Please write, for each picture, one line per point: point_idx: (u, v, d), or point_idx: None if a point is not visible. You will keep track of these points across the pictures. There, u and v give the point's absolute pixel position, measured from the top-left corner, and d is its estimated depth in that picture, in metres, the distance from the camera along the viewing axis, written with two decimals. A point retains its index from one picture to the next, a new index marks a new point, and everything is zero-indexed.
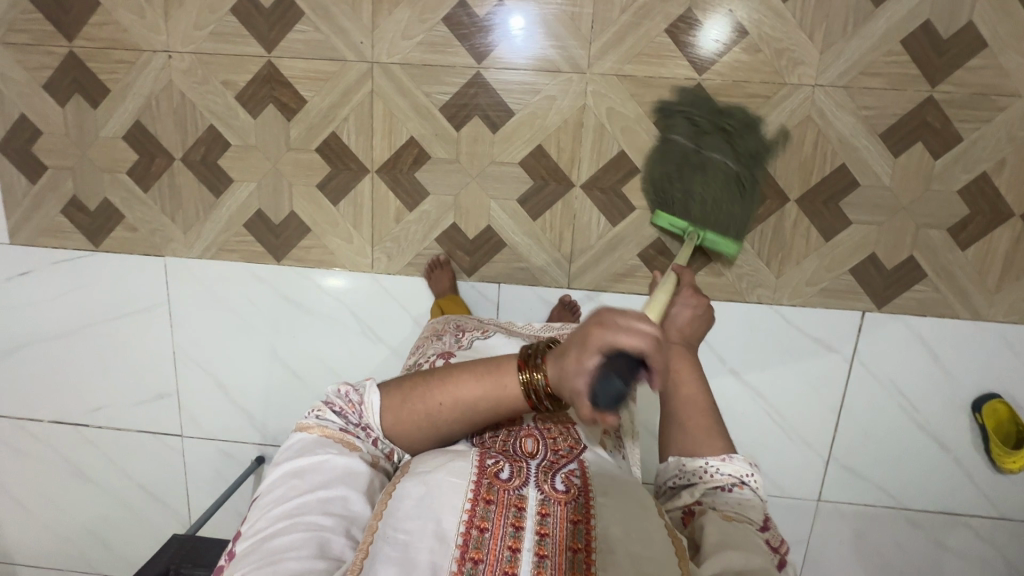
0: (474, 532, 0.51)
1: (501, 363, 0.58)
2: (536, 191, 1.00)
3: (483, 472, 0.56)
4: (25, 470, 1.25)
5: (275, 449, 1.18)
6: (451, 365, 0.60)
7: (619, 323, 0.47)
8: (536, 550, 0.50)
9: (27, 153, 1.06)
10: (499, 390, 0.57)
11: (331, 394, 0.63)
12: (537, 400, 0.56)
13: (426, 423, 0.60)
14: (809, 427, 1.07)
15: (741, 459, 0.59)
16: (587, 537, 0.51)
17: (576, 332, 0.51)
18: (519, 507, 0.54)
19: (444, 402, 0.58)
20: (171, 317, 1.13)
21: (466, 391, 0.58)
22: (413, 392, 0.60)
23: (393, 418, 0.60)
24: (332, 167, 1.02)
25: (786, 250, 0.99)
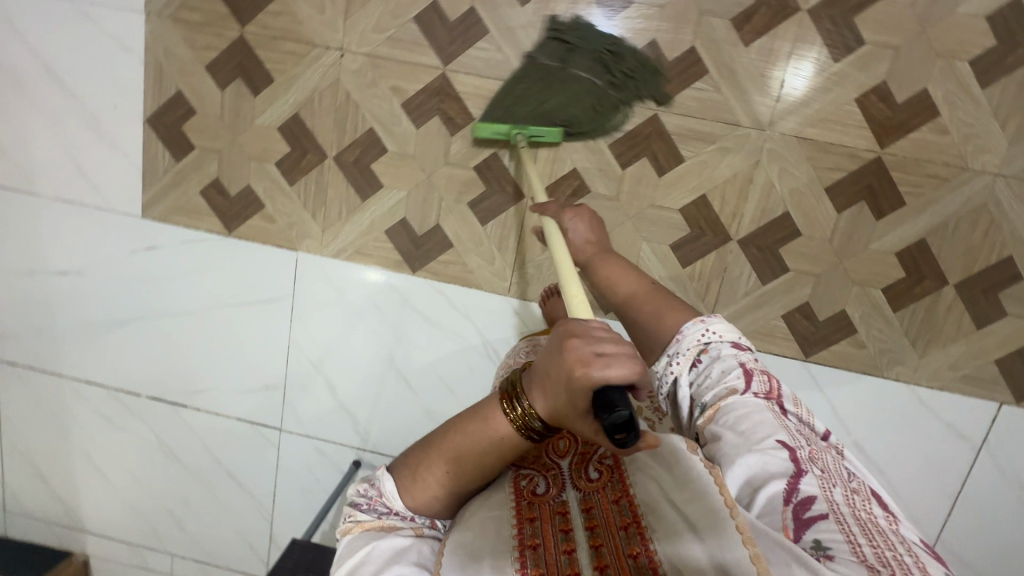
0: (529, 551, 0.53)
1: (485, 414, 0.57)
2: (690, 240, 0.99)
3: (521, 495, 0.60)
4: (113, 440, 1.24)
5: (374, 456, 1.17)
6: (443, 433, 0.59)
7: (601, 363, 0.48)
8: (592, 544, 0.53)
9: (177, 130, 1.05)
10: (488, 437, 0.56)
11: (352, 494, 0.62)
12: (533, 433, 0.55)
13: (439, 487, 0.59)
14: (923, 508, 1.06)
15: (689, 329, 0.66)
16: (631, 509, 0.54)
17: (558, 370, 0.50)
18: (563, 512, 0.57)
19: (448, 464, 0.58)
20: (292, 311, 1.12)
21: (465, 450, 0.57)
22: (420, 471, 0.60)
23: (410, 494, 0.60)
24: (487, 186, 1.01)
25: (935, 332, 0.98)
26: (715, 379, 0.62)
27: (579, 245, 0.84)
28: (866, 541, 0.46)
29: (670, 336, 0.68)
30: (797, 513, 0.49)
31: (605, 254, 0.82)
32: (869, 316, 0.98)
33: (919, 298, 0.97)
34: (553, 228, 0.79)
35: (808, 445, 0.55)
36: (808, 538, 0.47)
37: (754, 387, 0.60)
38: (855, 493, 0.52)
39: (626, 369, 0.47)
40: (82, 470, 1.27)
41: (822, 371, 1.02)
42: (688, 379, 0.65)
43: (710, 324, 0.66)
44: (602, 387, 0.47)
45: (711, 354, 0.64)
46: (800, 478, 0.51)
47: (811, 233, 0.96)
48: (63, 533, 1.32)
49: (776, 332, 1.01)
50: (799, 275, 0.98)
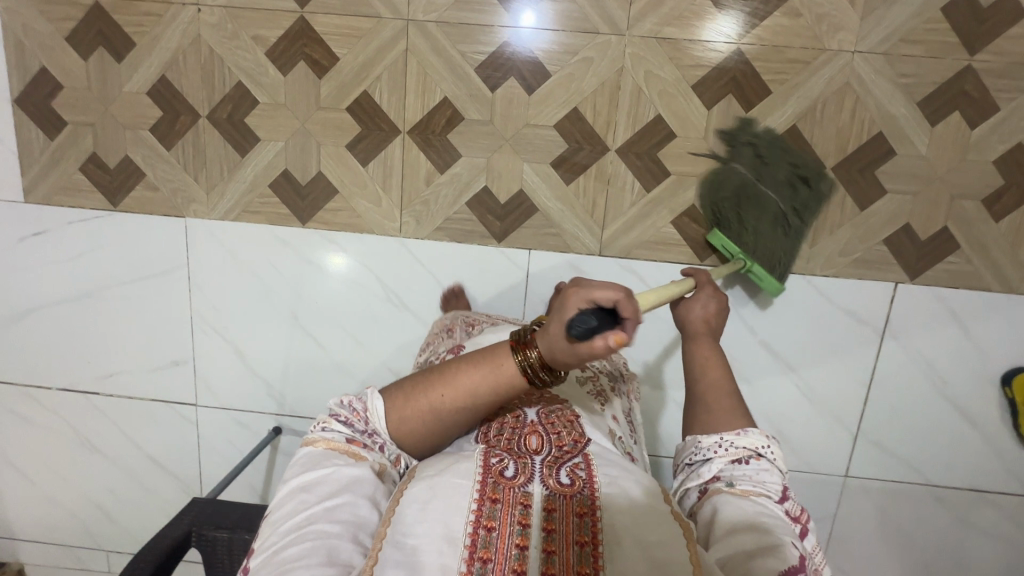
0: (482, 531, 0.50)
1: (495, 350, 0.61)
2: (570, 155, 0.99)
3: (487, 472, 0.55)
4: (30, 438, 1.21)
5: (293, 420, 1.15)
6: (446, 362, 0.63)
7: (589, 285, 0.55)
8: (545, 546, 0.50)
9: (47, 107, 1.04)
10: (495, 370, 0.60)
11: (335, 407, 0.65)
12: (533, 374, 0.59)
13: (429, 416, 0.62)
14: (839, 401, 1.06)
15: (757, 433, 0.63)
16: (593, 529, 0.51)
17: (554, 311, 0.57)
18: (525, 504, 0.53)
19: (447, 392, 0.61)
20: (189, 281, 1.10)
21: (466, 381, 0.60)
22: (412, 397, 0.62)
23: (397, 418, 0.62)
24: (363, 127, 1.00)
25: (821, 219, 0.98)
26: (759, 481, 0.60)
27: (693, 318, 0.76)
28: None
29: (733, 428, 0.64)
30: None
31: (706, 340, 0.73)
32: None
33: None
34: (679, 286, 0.74)
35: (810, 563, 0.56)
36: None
37: (786, 505, 0.60)
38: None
39: (611, 289, 0.54)
40: (5, 474, 1.24)
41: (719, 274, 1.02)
42: (724, 466, 0.62)
43: (774, 442, 0.63)
44: (586, 303, 0.54)
45: (764, 463, 0.62)
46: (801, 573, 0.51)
47: (686, 134, 0.96)
48: None
49: (668, 239, 1.01)
50: (681, 179, 0.98)
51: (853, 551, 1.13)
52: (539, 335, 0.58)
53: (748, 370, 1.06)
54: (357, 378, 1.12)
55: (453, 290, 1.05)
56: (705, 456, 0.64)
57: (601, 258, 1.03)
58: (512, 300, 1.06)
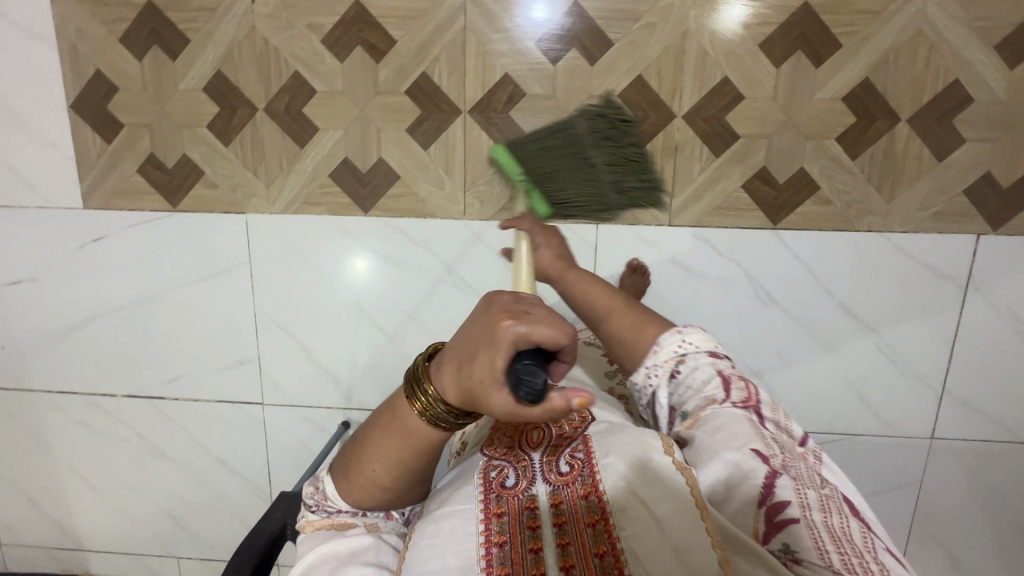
0: (495, 548, 0.57)
1: (393, 413, 0.63)
2: (635, 125, 0.97)
3: (489, 488, 0.63)
4: (97, 448, 1.20)
5: (362, 414, 1.14)
6: (364, 435, 0.67)
7: (525, 318, 0.48)
8: (559, 542, 0.56)
9: (103, 111, 1.03)
10: (404, 433, 0.63)
11: (306, 496, 0.70)
12: (441, 422, 0.60)
13: (372, 486, 0.67)
14: (922, 360, 1.03)
15: (666, 343, 0.74)
16: (601, 505, 0.58)
17: (478, 336, 0.50)
18: (532, 507, 0.60)
19: (375, 463, 0.65)
20: (252, 278, 1.09)
21: (387, 449, 0.64)
22: (354, 475, 0.67)
23: (353, 496, 0.68)
24: (423, 109, 0.99)
25: (898, 173, 0.96)
26: (696, 390, 0.71)
27: (542, 264, 0.86)
28: (834, 549, 0.51)
29: (649, 347, 0.76)
30: (770, 516, 0.54)
31: (574, 270, 0.85)
32: (829, 169, 0.96)
33: (875, 140, 0.95)
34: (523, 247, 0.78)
35: (782, 452, 0.61)
36: (777, 542, 0.52)
37: (731, 396, 0.68)
38: (828, 502, 0.57)
39: (555, 327, 0.48)
40: (73, 486, 1.23)
41: (794, 238, 1.00)
42: (668, 390, 0.73)
43: (686, 336, 0.75)
44: (531, 346, 0.48)
45: (688, 365, 0.73)
46: (775, 480, 0.56)
47: (754, 95, 0.95)
48: (64, 556, 1.28)
49: (740, 204, 0.99)
50: (750, 141, 0.96)
51: (942, 515, 1.10)
52: (451, 368, 0.55)
53: (825, 333, 1.04)
54: None
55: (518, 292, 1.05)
56: (651, 391, 0.75)
57: (671, 229, 1.01)
58: None
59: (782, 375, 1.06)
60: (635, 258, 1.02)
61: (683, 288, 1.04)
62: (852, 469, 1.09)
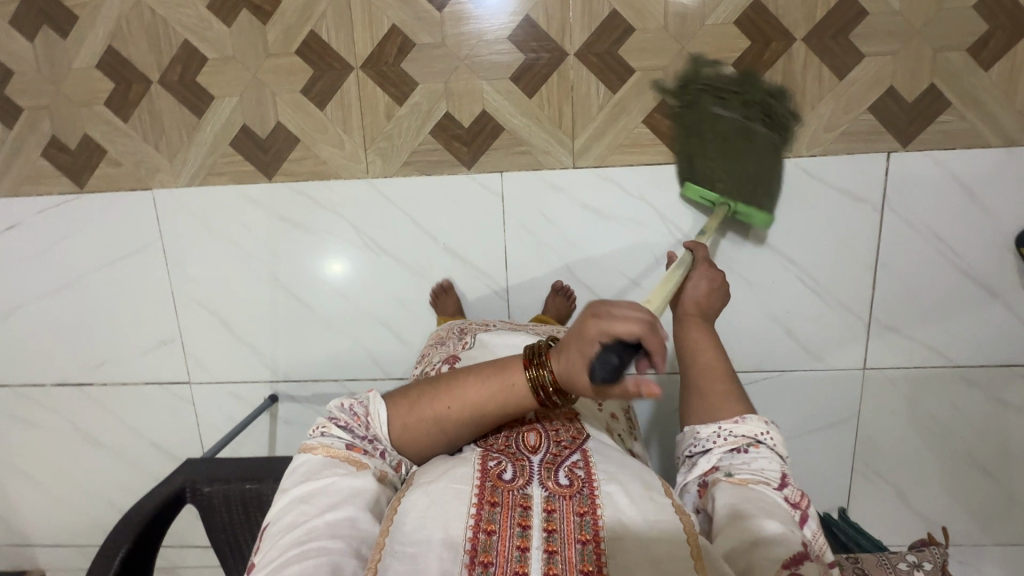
0: (482, 535, 0.50)
1: (507, 363, 0.61)
2: (528, 67, 0.95)
3: (486, 476, 0.56)
4: (31, 440, 1.20)
5: (288, 386, 1.13)
6: (454, 373, 0.62)
7: (613, 313, 0.53)
8: (546, 546, 0.50)
9: (1, 96, 1.03)
10: (506, 388, 0.60)
11: (336, 412, 0.64)
12: (544, 396, 0.59)
13: (433, 426, 0.61)
14: (846, 289, 1.01)
15: (754, 419, 0.61)
16: (594, 527, 0.50)
17: (572, 330, 0.56)
18: (525, 506, 0.53)
19: (453, 403, 0.60)
20: (166, 254, 1.08)
21: (474, 393, 0.60)
22: (420, 405, 0.62)
23: (404, 424, 0.62)
24: (316, 69, 0.98)
25: (799, 95, 0.93)
26: (753, 465, 0.59)
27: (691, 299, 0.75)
28: None
29: (732, 415, 0.63)
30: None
31: (696, 319, 0.73)
32: (729, 97, 0.94)
33: (773, 63, 0.92)
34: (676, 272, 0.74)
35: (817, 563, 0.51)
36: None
37: (787, 491, 0.57)
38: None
39: (631, 322, 0.52)
40: (12, 479, 1.23)
41: None
42: (722, 456, 0.61)
43: (774, 429, 0.62)
44: (609, 342, 0.52)
45: (763, 451, 0.60)
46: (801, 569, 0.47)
47: (645, 27, 0.93)
48: (13, 552, 1.28)
49: (643, 140, 0.97)
50: (646, 74, 0.94)
51: (884, 448, 1.07)
52: (555, 357, 0.58)
53: (745, 269, 1.01)
54: (346, 333, 1.09)
55: (443, 282, 1.05)
56: (701, 446, 0.63)
57: (576, 171, 0.99)
58: (492, 229, 1.03)
59: None
60: (558, 280, 1.03)
61: (596, 232, 1.01)
62: (787, 407, 1.06)
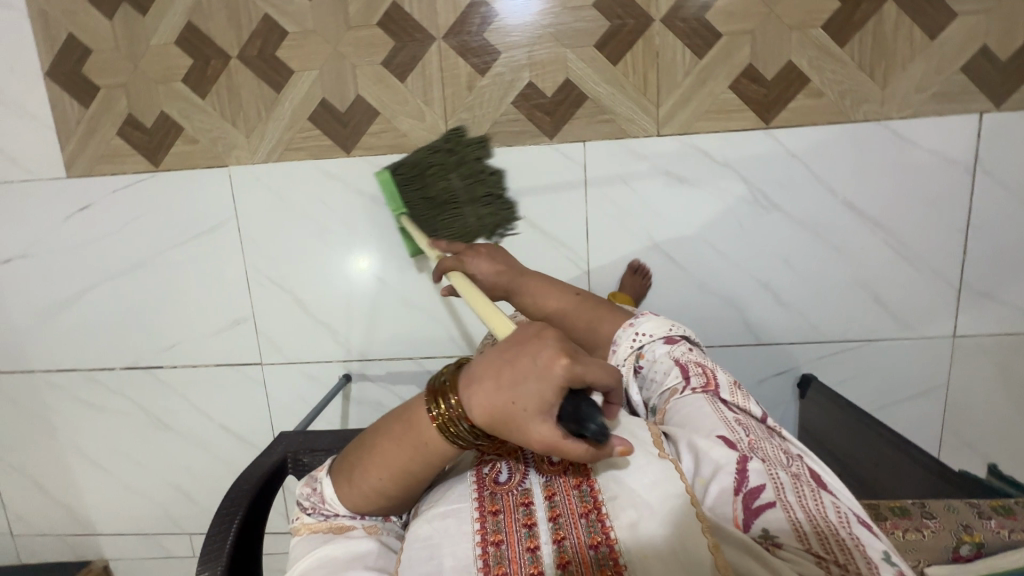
0: (491, 547, 0.47)
1: (410, 418, 0.55)
2: (613, 33, 0.95)
3: (481, 485, 0.54)
4: (99, 426, 1.19)
5: (363, 365, 1.12)
6: (371, 436, 0.57)
7: (588, 362, 0.50)
8: (555, 536, 0.48)
9: (78, 75, 1.03)
10: (424, 445, 0.54)
11: (298, 499, 0.61)
12: (470, 442, 0.53)
13: (375, 496, 0.57)
14: (936, 254, 0.99)
15: (622, 337, 0.70)
16: (594, 496, 0.50)
17: (525, 366, 0.49)
18: (527, 503, 0.52)
19: (382, 471, 0.55)
20: (241, 233, 1.07)
21: (395, 455, 0.55)
22: (354, 479, 0.57)
23: (351, 501, 0.58)
24: (398, 40, 0.97)
25: (890, 56, 0.92)
26: (659, 383, 0.65)
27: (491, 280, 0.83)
28: (810, 526, 0.44)
29: (608, 346, 0.72)
30: (747, 504, 0.46)
31: (523, 277, 0.82)
32: (818, 60, 0.93)
33: (863, 24, 0.91)
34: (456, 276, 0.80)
35: (747, 435, 0.53)
36: (756, 528, 0.44)
37: (692, 381, 0.62)
38: (800, 481, 0.49)
39: (605, 370, 0.51)
40: (79, 467, 1.22)
41: (788, 134, 0.96)
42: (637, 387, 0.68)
43: (640, 331, 0.70)
44: (587, 388, 0.49)
45: (648, 359, 0.67)
46: (744, 462, 0.49)
47: None
48: (77, 543, 1.26)
49: (729, 106, 0.96)
50: (733, 38, 0.93)
51: (974, 418, 1.05)
52: (487, 392, 0.50)
53: (832, 235, 1.00)
54: (423, 309, 1.08)
55: None
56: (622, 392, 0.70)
57: (660, 138, 0.98)
58: (574, 199, 1.02)
59: (790, 284, 1.02)
60: (636, 258, 1.03)
61: (680, 200, 1.01)
62: (873, 378, 1.05)
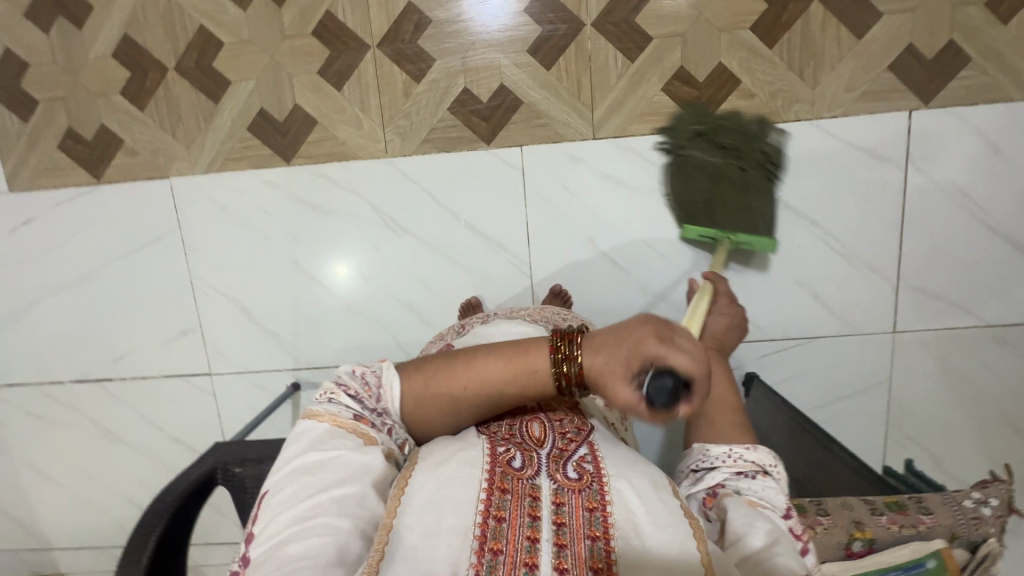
0: (492, 521, 0.44)
1: (529, 346, 0.54)
2: (546, 38, 0.95)
3: (495, 460, 0.49)
4: (51, 439, 1.18)
5: (311, 374, 1.12)
6: (473, 347, 0.56)
7: (675, 342, 0.45)
8: (555, 540, 0.44)
9: (17, 89, 1.03)
10: (527, 371, 0.53)
11: (346, 376, 0.57)
12: (566, 388, 0.52)
13: (448, 407, 0.55)
14: (874, 251, 1.00)
15: (766, 448, 0.57)
16: (604, 524, 0.44)
17: (619, 337, 0.48)
18: (534, 496, 0.47)
19: (467, 383, 0.54)
20: (185, 243, 1.08)
21: (488, 373, 0.53)
22: (430, 379, 0.55)
23: (413, 403, 0.55)
24: (333, 49, 0.98)
25: (818, 56, 0.93)
26: (763, 493, 0.54)
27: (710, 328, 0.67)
28: None
29: (741, 440, 0.59)
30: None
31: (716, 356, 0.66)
32: (748, 61, 0.94)
33: (790, 25, 0.92)
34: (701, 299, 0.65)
35: None
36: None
37: (791, 522, 0.52)
38: None
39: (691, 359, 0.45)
40: (32, 481, 1.21)
41: None
42: (729, 477, 0.56)
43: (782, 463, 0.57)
44: (660, 366, 0.45)
45: (767, 475, 0.55)
46: None
47: None
48: (33, 558, 1.26)
49: (663, 108, 0.97)
50: (663, 41, 0.94)
51: (917, 413, 1.06)
52: (587, 351, 0.50)
53: None
54: (369, 316, 1.08)
55: (470, 302, 1.03)
56: (707, 464, 0.57)
57: (596, 141, 0.99)
58: (513, 204, 1.02)
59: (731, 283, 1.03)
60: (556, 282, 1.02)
61: (617, 203, 1.01)
62: (816, 375, 1.05)
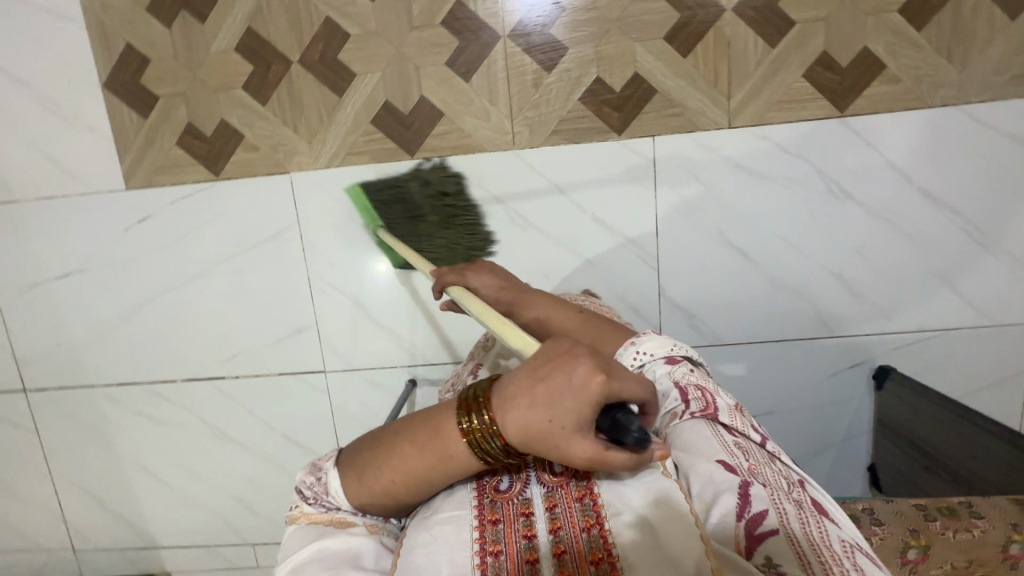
0: (490, 558, 0.46)
1: (438, 430, 0.53)
2: (684, 24, 0.93)
3: (483, 494, 0.53)
4: (158, 438, 1.18)
5: (427, 369, 1.10)
6: (389, 437, 0.55)
7: (624, 375, 0.49)
8: (554, 549, 0.47)
9: (136, 85, 1.01)
10: (444, 457, 0.52)
11: (301, 484, 0.57)
12: (492, 459, 0.52)
13: (385, 499, 0.55)
14: (1015, 238, 0.97)
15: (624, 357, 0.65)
16: (597, 510, 0.49)
17: (559, 387, 0.48)
18: (527, 513, 0.50)
19: (396, 476, 0.53)
20: (302, 239, 1.06)
21: (414, 464, 0.53)
22: (363, 477, 0.55)
23: (358, 503, 0.55)
24: (462, 39, 0.96)
25: (969, 38, 0.90)
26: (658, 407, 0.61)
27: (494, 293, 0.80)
28: (811, 548, 0.42)
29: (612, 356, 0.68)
30: (749, 530, 0.44)
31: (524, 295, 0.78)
32: (894, 45, 0.91)
33: (941, 7, 0.90)
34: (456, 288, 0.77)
35: (748, 459, 0.51)
36: (759, 555, 0.43)
37: (693, 405, 0.58)
38: (804, 509, 0.47)
39: (636, 383, 0.50)
40: (139, 479, 1.21)
41: (863, 122, 0.95)
42: None
43: (639, 347, 0.65)
44: (620, 400, 0.48)
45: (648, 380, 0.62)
46: (743, 483, 0.47)
47: None
48: (139, 556, 1.26)
49: (802, 95, 0.94)
50: (806, 26, 0.92)
51: None
52: (521, 417, 0.49)
53: (908, 223, 0.98)
54: None
55: None
56: None
57: (731, 131, 0.96)
58: (642, 196, 1.00)
59: (864, 274, 1.00)
60: (676, 277, 1.03)
61: (751, 193, 0.99)
62: (949, 366, 1.03)
